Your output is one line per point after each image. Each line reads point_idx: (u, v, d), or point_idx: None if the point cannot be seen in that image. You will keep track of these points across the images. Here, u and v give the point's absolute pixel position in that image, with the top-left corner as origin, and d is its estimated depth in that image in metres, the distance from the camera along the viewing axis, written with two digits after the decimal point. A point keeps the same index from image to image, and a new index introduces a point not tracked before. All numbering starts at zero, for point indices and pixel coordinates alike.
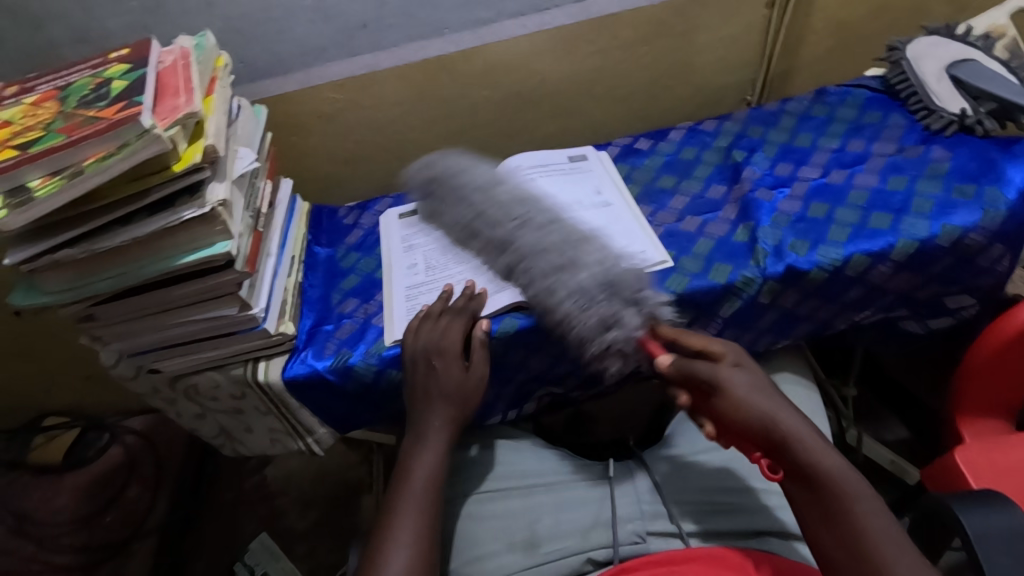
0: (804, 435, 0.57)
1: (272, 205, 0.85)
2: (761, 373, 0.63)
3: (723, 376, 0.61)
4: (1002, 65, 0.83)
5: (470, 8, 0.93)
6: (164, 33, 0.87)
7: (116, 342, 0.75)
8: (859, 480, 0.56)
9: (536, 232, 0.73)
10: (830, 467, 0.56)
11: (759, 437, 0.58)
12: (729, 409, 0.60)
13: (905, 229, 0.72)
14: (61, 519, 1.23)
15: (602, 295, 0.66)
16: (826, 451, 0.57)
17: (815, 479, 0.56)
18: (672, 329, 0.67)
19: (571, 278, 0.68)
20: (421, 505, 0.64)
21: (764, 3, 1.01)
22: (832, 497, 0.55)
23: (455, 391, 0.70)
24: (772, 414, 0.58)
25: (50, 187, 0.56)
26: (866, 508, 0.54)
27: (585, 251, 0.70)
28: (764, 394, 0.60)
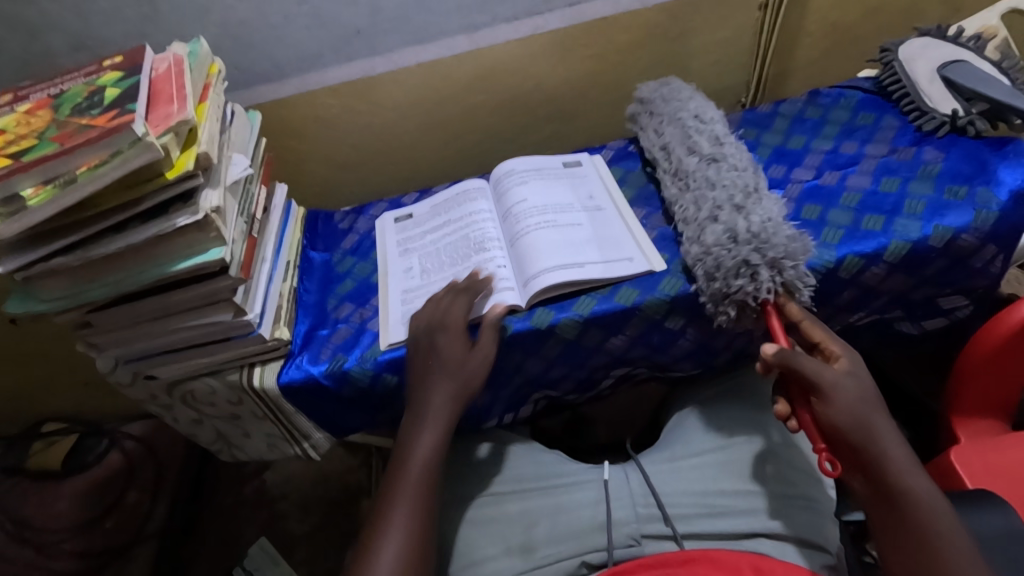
0: (902, 456, 0.59)
1: (267, 211, 0.85)
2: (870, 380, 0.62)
3: (834, 381, 0.59)
4: (993, 66, 0.83)
5: (465, 12, 0.93)
6: (159, 40, 0.87)
7: (112, 349, 0.75)
8: (944, 505, 0.58)
9: (720, 172, 0.77)
10: (920, 490, 0.58)
11: (857, 448, 0.58)
12: (830, 415, 0.59)
13: (897, 230, 0.72)
14: (59, 526, 1.22)
15: (742, 241, 0.68)
16: (918, 476, 0.59)
17: (905, 500, 0.57)
18: (801, 309, 0.66)
19: (734, 223, 0.70)
20: (413, 493, 0.66)
21: (758, 6, 1.01)
22: (921, 518, 0.57)
23: (456, 372, 0.70)
24: (877, 432, 0.58)
25: (42, 196, 0.56)
26: (953, 536, 0.57)
27: (757, 204, 0.72)
28: (870, 406, 0.59)
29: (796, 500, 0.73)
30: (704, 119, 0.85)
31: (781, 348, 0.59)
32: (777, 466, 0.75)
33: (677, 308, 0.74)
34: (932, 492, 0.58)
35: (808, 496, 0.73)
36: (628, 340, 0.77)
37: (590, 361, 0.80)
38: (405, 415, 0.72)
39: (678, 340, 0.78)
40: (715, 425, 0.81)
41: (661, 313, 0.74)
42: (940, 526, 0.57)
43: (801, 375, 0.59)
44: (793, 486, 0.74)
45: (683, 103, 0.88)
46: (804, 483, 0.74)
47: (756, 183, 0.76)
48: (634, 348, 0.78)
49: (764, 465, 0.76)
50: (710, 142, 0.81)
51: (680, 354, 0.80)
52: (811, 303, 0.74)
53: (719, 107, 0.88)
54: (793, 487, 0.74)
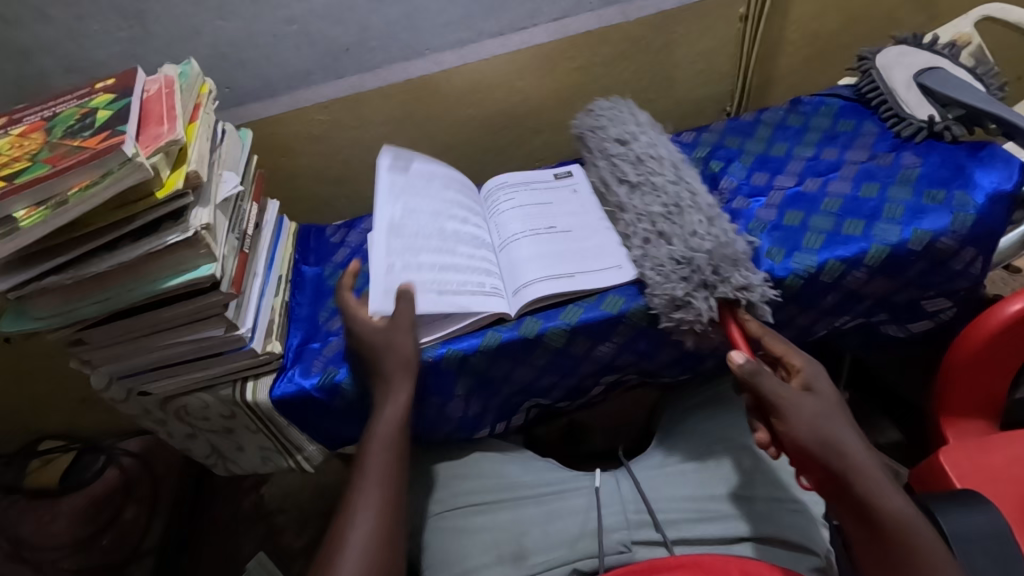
0: (871, 472, 0.58)
1: (258, 226, 0.86)
2: (835, 395, 0.62)
3: (792, 401, 0.60)
4: (969, 73, 0.85)
5: (451, 29, 0.95)
6: (151, 61, 0.89)
7: (105, 365, 0.76)
8: (922, 520, 0.57)
9: (645, 200, 0.79)
10: (895, 508, 0.57)
11: (819, 466, 0.59)
12: (789, 432, 0.60)
13: (877, 234, 0.73)
14: (57, 543, 1.23)
15: (671, 271, 0.71)
16: (892, 494, 0.58)
17: (877, 519, 0.57)
18: (761, 325, 0.68)
19: (662, 255, 0.72)
20: (375, 493, 0.65)
21: (738, 17, 1.04)
22: (896, 534, 0.56)
23: (380, 343, 0.71)
24: (841, 449, 0.59)
25: (35, 217, 0.57)
26: (929, 549, 0.56)
27: (682, 226, 0.74)
28: (832, 423, 0.60)
29: (787, 503, 0.74)
30: (628, 141, 0.86)
31: (744, 357, 0.61)
32: (767, 470, 0.76)
33: None
34: (907, 507, 0.57)
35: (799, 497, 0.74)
36: (616, 348, 0.78)
37: (580, 369, 0.81)
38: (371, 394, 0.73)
39: (665, 346, 0.79)
40: (704, 431, 0.82)
41: (647, 320, 0.75)
42: (917, 541, 0.56)
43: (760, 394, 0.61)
44: (783, 490, 0.75)
45: (604, 124, 0.89)
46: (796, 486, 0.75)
47: (684, 197, 0.77)
48: (621, 354, 0.79)
49: (754, 471, 0.76)
50: (635, 165, 0.83)
51: (667, 360, 0.81)
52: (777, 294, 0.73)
53: (645, 114, 0.90)
54: (783, 491, 0.75)
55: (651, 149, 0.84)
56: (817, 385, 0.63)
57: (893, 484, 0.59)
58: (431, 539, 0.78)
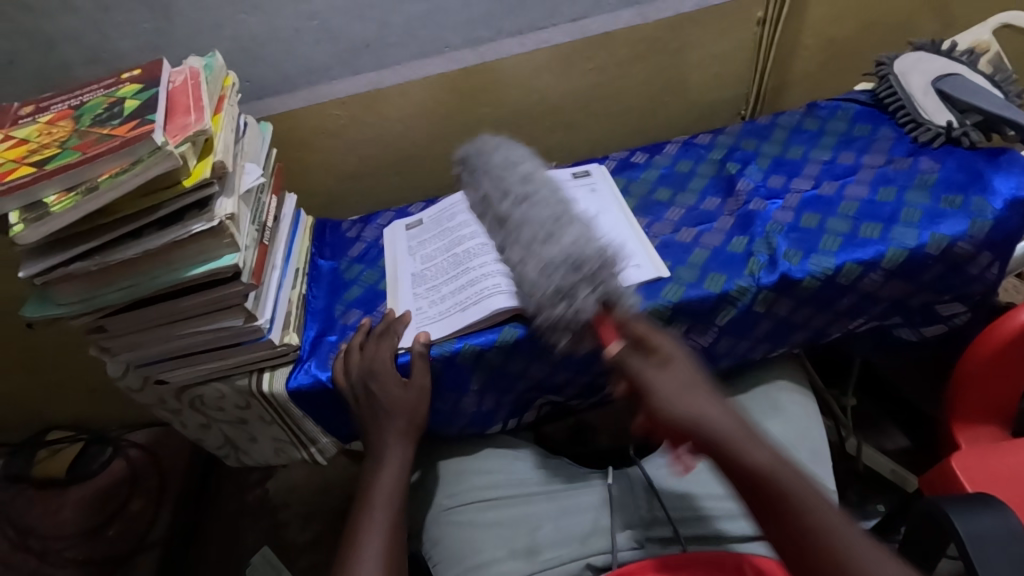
0: (736, 432, 0.57)
1: (277, 219, 0.87)
2: (686, 366, 0.62)
3: (651, 377, 0.60)
4: (987, 80, 0.85)
5: (471, 27, 0.96)
6: (174, 53, 0.90)
7: (124, 353, 0.77)
8: (809, 483, 0.55)
9: (532, 209, 0.74)
10: (763, 463, 0.55)
11: (692, 437, 0.58)
12: (656, 409, 0.59)
13: (895, 238, 0.73)
14: (63, 533, 1.23)
15: (555, 269, 0.66)
16: (757, 449, 0.56)
17: (754, 480, 0.55)
18: (626, 309, 0.64)
19: (539, 259, 0.68)
20: (378, 543, 0.64)
21: (756, 21, 1.04)
22: (772, 490, 0.54)
23: (399, 405, 0.72)
24: (699, 417, 0.58)
25: (65, 202, 0.58)
26: (811, 495, 0.54)
27: (568, 227, 0.70)
28: (695, 395, 0.59)
29: None
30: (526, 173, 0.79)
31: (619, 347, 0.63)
32: None
33: (680, 314, 0.75)
34: (772, 458, 0.55)
35: None
36: None
37: (594, 366, 0.81)
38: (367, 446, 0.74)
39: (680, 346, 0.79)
40: None
41: (663, 319, 0.75)
42: (788, 491, 0.54)
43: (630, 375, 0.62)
44: None
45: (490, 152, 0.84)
46: None
47: (564, 207, 0.73)
48: None
49: None
50: (522, 180, 0.78)
51: (682, 359, 0.81)
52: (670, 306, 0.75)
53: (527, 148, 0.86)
54: None
55: (509, 167, 0.81)
56: (671, 356, 0.62)
57: (761, 439, 0.57)
58: (443, 533, 0.78)
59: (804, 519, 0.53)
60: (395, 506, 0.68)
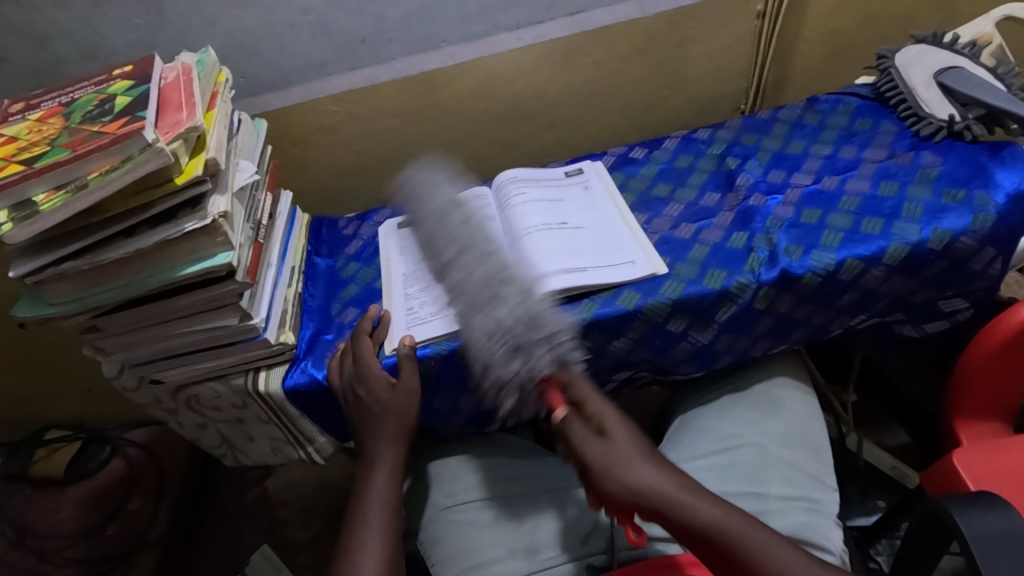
0: (679, 493, 0.59)
1: (272, 217, 0.86)
2: (627, 428, 0.64)
3: (592, 450, 0.62)
4: (989, 73, 0.85)
5: (468, 21, 0.95)
6: (167, 49, 0.89)
7: (118, 353, 0.76)
8: (744, 521, 0.58)
9: (477, 258, 0.74)
10: (703, 517, 0.57)
11: (638, 507, 0.60)
12: (603, 484, 0.61)
13: (897, 233, 0.73)
14: (61, 533, 1.23)
15: (505, 334, 0.66)
16: (697, 503, 0.58)
17: (694, 534, 0.57)
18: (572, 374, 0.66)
19: (500, 311, 0.67)
20: (377, 545, 0.63)
21: (756, 14, 1.03)
22: (714, 545, 0.57)
23: (389, 407, 0.71)
24: (642, 484, 0.59)
25: (54, 201, 0.58)
26: (754, 539, 0.56)
27: (511, 284, 0.69)
28: (633, 462, 0.61)
29: (801, 501, 0.73)
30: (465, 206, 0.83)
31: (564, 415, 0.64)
32: (780, 469, 0.76)
33: (680, 311, 0.75)
34: (712, 510, 0.58)
35: (813, 497, 0.74)
36: (631, 343, 0.77)
37: (593, 364, 0.80)
38: (361, 450, 0.73)
39: (681, 342, 0.78)
40: (716, 431, 0.82)
41: (663, 317, 0.75)
42: (729, 538, 0.56)
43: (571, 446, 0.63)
44: (797, 488, 0.74)
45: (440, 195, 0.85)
46: (810, 486, 0.75)
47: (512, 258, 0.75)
48: (635, 351, 0.78)
49: (767, 469, 0.76)
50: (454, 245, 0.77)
51: (682, 357, 0.80)
52: (623, 340, 0.77)
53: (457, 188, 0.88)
54: (797, 489, 0.74)
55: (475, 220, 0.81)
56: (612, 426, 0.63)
57: (697, 490, 0.60)
58: (440, 533, 0.77)
59: (755, 567, 0.55)
60: (391, 510, 0.67)
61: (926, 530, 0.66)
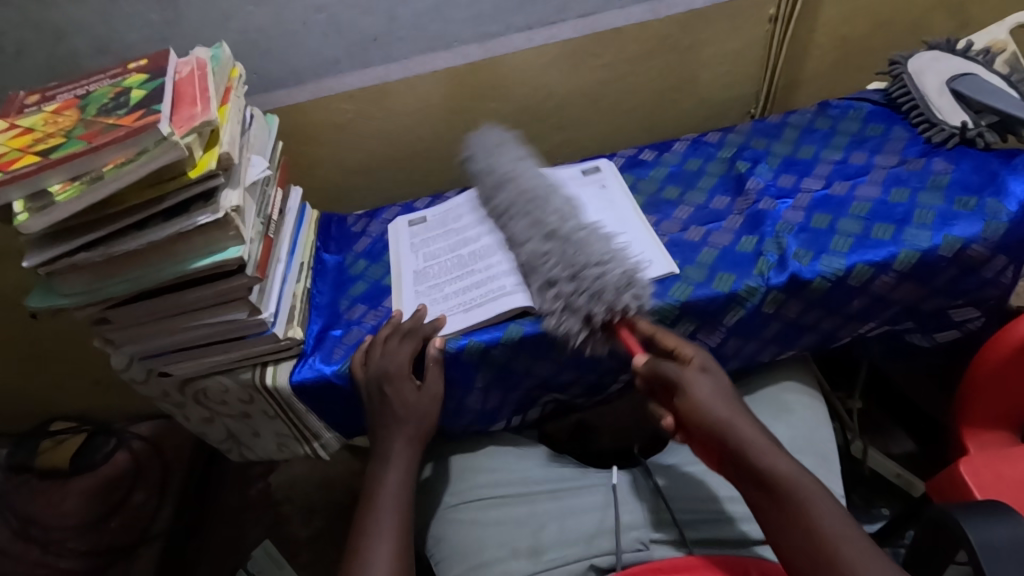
0: (762, 440, 0.59)
1: (282, 213, 0.86)
2: (727, 379, 0.64)
3: (690, 378, 0.62)
4: (1002, 80, 0.84)
5: (480, 21, 0.95)
6: (180, 44, 0.89)
7: (127, 345, 0.76)
8: (812, 482, 0.57)
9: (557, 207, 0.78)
10: (783, 466, 0.57)
11: (718, 436, 0.60)
12: (690, 410, 0.61)
13: (907, 239, 0.72)
14: (66, 524, 1.24)
15: (584, 284, 0.70)
16: (780, 455, 0.58)
17: (775, 481, 0.57)
18: (653, 325, 0.70)
19: (578, 257, 0.71)
20: (390, 541, 0.64)
21: (767, 19, 1.03)
22: (784, 494, 0.56)
23: (413, 409, 0.71)
24: (731, 419, 0.60)
25: (70, 192, 0.58)
26: (821, 503, 0.55)
27: (588, 242, 0.73)
28: (725, 400, 0.61)
29: None
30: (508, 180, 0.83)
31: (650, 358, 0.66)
32: None
33: (687, 314, 0.75)
34: (793, 464, 0.58)
35: None
36: None
37: (600, 366, 0.80)
38: (373, 447, 0.73)
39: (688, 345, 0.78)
40: None
41: (671, 319, 0.75)
42: (806, 495, 0.56)
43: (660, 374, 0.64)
44: None
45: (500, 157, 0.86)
46: None
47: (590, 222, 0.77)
48: None
49: None
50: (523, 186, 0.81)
51: None
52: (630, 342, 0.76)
53: (520, 148, 0.88)
54: None
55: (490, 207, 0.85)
56: (713, 369, 0.64)
57: (780, 447, 0.59)
58: (445, 530, 0.77)
59: (813, 523, 0.54)
60: (400, 508, 0.67)
61: (934, 537, 0.65)
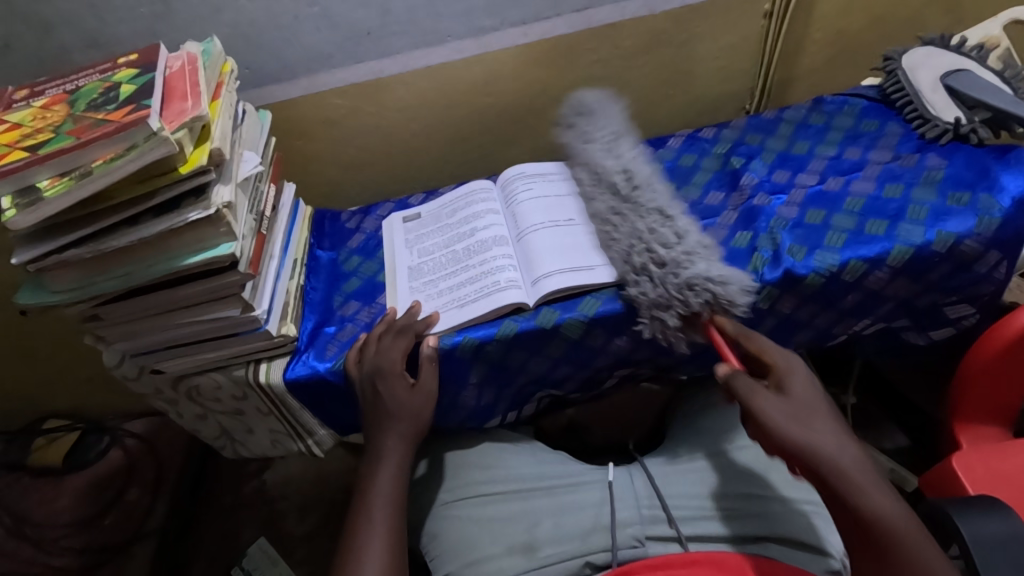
0: (856, 472, 0.57)
1: (275, 209, 0.86)
2: (809, 394, 0.61)
3: (762, 404, 0.60)
4: (996, 76, 0.85)
5: (474, 16, 0.95)
6: (171, 38, 0.88)
7: (119, 342, 0.76)
8: (908, 520, 0.55)
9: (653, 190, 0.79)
10: (878, 504, 0.55)
11: (806, 465, 0.58)
12: (767, 434, 0.60)
13: (900, 235, 0.72)
14: (60, 522, 1.23)
15: (665, 278, 0.69)
16: (877, 494, 0.56)
17: (868, 521, 0.55)
18: (738, 326, 0.67)
19: (657, 254, 0.71)
20: (382, 541, 0.64)
21: (763, 14, 1.03)
22: (875, 533, 0.55)
23: (404, 408, 0.71)
24: (815, 447, 0.58)
25: (58, 187, 0.57)
26: (914, 544, 0.54)
27: (663, 229, 0.73)
28: (804, 423, 0.59)
29: (803, 505, 0.73)
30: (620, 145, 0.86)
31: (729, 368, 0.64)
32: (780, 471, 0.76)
33: None
34: (887, 501, 0.56)
35: (816, 500, 0.74)
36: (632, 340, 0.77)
37: (595, 362, 0.80)
38: (366, 445, 0.73)
39: None
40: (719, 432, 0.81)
41: None
42: (897, 540, 0.54)
43: (737, 392, 0.62)
44: (800, 491, 0.74)
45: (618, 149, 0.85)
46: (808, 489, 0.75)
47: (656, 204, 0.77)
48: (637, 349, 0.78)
49: (770, 471, 0.76)
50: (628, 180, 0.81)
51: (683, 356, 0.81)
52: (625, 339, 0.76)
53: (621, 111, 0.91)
54: (798, 492, 0.75)
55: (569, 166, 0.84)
56: (794, 386, 0.62)
57: (876, 479, 0.57)
58: (441, 527, 0.78)
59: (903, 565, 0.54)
60: (394, 505, 0.67)
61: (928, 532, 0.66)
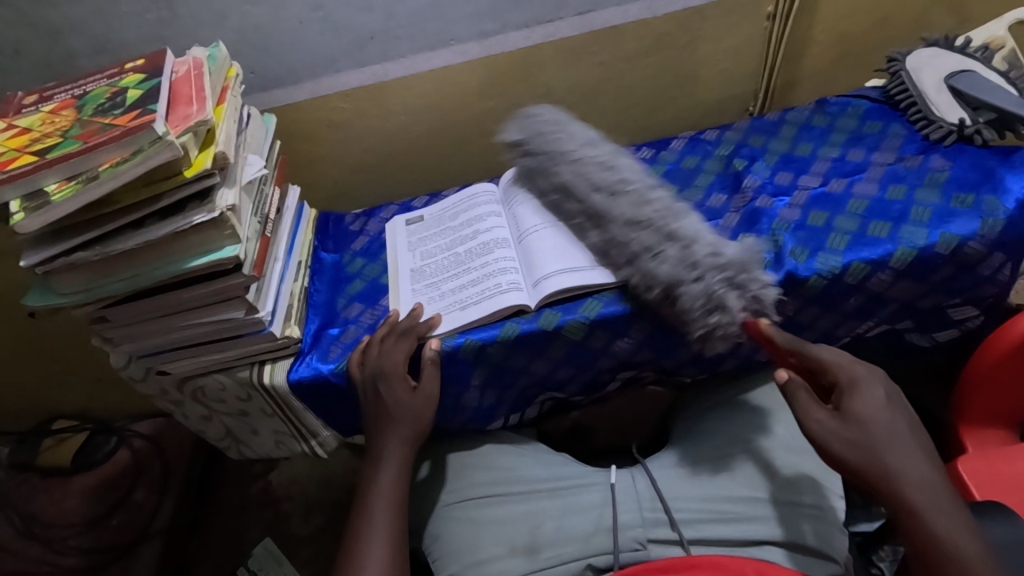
0: (918, 495, 0.59)
1: (280, 212, 0.86)
2: (877, 410, 0.63)
3: (816, 418, 0.64)
4: (1001, 76, 0.84)
5: (478, 19, 0.95)
6: (178, 43, 0.89)
7: (125, 344, 0.77)
8: (971, 545, 0.58)
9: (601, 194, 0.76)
10: (937, 526, 0.58)
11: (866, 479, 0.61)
12: (825, 447, 0.63)
13: (904, 237, 0.72)
14: (68, 521, 1.24)
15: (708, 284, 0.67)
16: (937, 516, 0.59)
17: (923, 541, 0.59)
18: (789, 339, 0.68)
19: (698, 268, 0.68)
20: (383, 542, 0.64)
21: (766, 15, 1.03)
22: (933, 554, 0.58)
23: (406, 409, 0.72)
24: (881, 466, 0.60)
25: (66, 191, 0.58)
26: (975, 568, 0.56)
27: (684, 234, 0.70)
28: (867, 442, 0.61)
29: (804, 509, 0.72)
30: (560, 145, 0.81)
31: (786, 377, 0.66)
32: (783, 474, 0.75)
33: None
34: (947, 523, 0.58)
35: (817, 504, 0.73)
36: (634, 342, 0.77)
37: (597, 364, 0.80)
38: (367, 446, 0.73)
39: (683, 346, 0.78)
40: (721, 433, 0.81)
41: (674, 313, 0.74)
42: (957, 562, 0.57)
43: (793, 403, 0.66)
44: (801, 494, 0.73)
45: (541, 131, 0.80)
46: (814, 492, 0.74)
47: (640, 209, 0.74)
48: (639, 351, 0.79)
49: (772, 475, 0.75)
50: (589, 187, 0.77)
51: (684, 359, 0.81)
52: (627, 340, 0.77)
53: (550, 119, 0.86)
54: (801, 495, 0.74)
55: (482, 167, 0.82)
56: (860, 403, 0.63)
57: (941, 501, 0.59)
58: (442, 529, 0.78)
59: None
60: (395, 507, 0.68)
61: None
